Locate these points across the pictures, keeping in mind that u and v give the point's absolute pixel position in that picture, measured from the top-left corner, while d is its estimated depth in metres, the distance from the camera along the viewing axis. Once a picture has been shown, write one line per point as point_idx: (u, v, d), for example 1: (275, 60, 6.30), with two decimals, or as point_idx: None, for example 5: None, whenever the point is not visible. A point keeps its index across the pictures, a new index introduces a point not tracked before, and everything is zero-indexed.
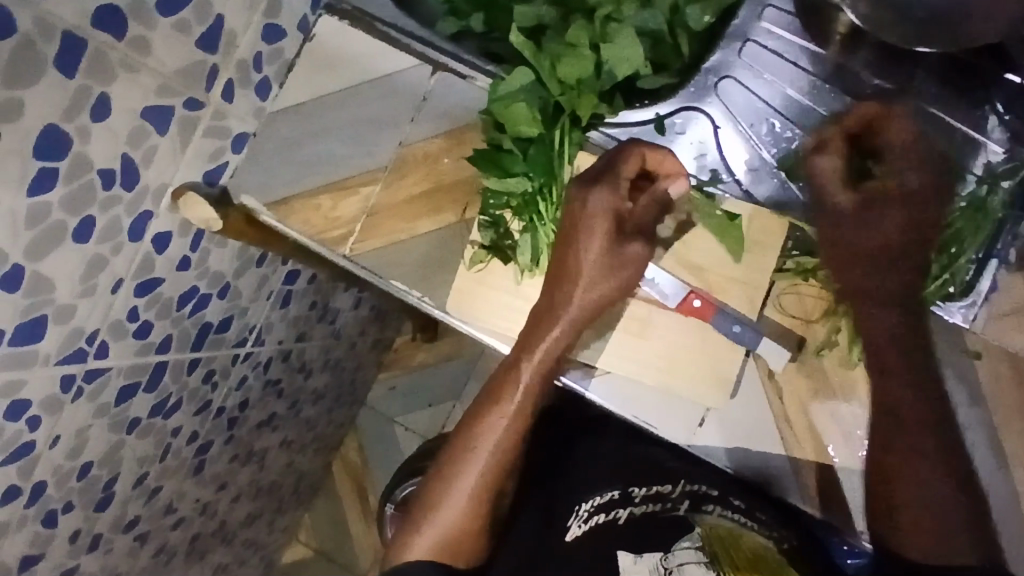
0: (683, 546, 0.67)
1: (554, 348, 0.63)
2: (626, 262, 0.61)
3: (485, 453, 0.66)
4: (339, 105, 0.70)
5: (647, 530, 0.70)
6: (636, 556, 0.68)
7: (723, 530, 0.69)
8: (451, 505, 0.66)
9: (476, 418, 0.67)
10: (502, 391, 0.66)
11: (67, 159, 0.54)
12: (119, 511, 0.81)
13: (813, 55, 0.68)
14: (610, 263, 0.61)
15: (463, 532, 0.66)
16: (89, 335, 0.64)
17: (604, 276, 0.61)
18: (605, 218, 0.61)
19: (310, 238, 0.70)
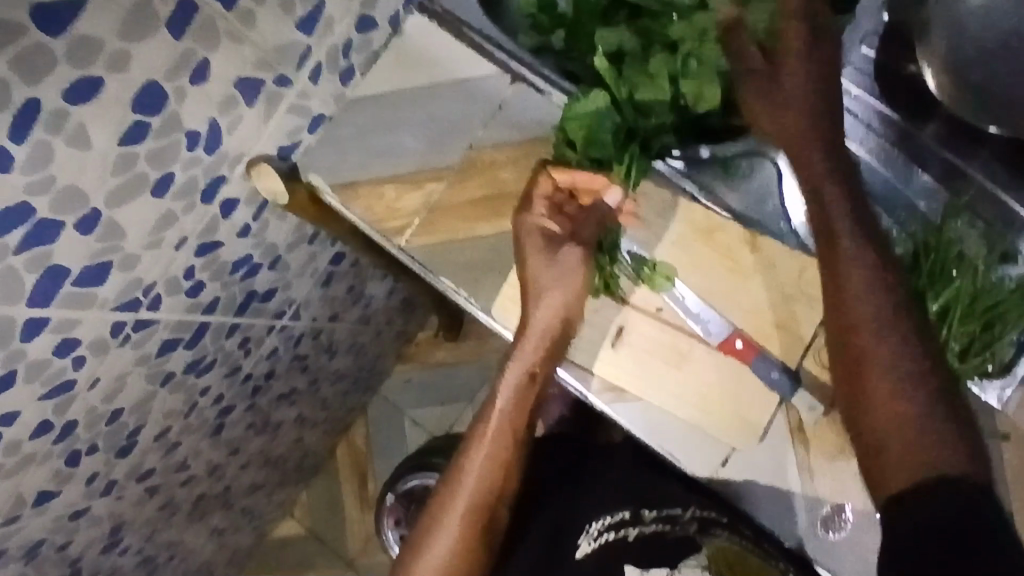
0: (689, 564, 0.68)
1: (528, 363, 0.68)
2: (569, 273, 0.67)
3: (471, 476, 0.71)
4: (417, 102, 0.73)
5: (657, 548, 0.70)
6: (641, 572, 0.68)
7: (732, 552, 0.69)
8: (450, 524, 0.70)
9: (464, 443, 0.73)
10: (483, 412, 0.72)
11: (160, 116, 0.56)
12: (136, 460, 0.83)
13: (886, 119, 0.70)
14: (563, 283, 0.67)
15: (459, 549, 0.69)
16: (146, 287, 0.66)
17: (555, 290, 0.66)
18: (537, 237, 0.67)
19: (369, 224, 0.72)
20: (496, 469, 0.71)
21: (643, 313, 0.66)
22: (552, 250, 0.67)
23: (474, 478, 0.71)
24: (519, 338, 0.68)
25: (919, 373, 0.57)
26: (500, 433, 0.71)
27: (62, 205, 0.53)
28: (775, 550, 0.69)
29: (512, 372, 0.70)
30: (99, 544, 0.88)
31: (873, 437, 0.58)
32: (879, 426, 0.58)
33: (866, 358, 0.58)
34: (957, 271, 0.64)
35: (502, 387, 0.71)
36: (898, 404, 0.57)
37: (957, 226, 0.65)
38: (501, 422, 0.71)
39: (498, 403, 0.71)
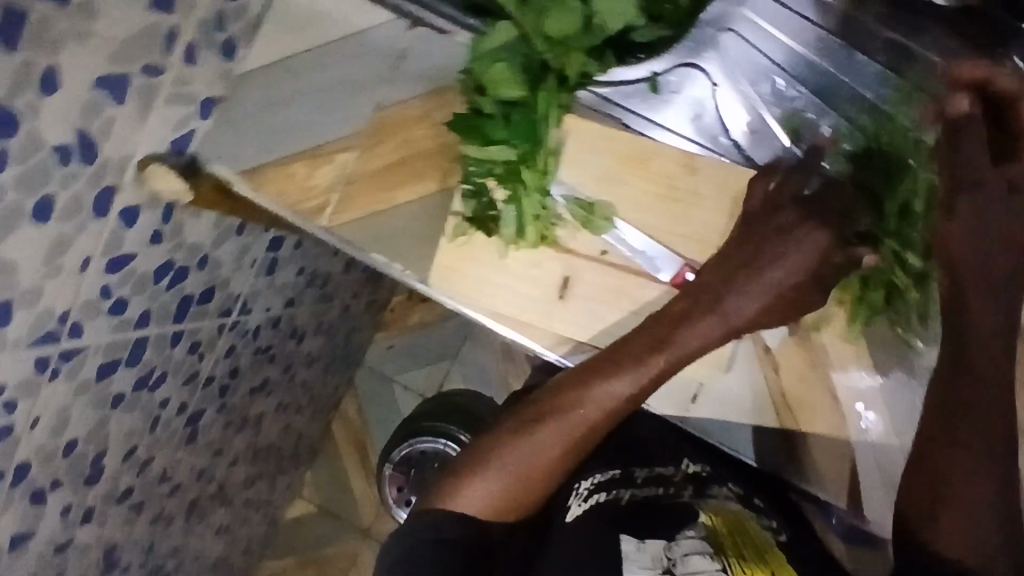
0: (686, 535, 0.58)
1: (658, 363, 0.57)
2: (767, 271, 0.56)
3: (557, 437, 0.57)
4: (313, 67, 0.66)
5: (649, 515, 0.60)
6: (638, 542, 0.57)
7: (728, 515, 0.62)
8: (507, 463, 0.57)
9: (578, 383, 0.58)
10: (604, 376, 0.57)
11: (17, 138, 0.50)
12: (109, 484, 0.81)
13: (821, 6, 0.63)
14: (732, 265, 0.57)
15: (522, 491, 0.57)
16: (60, 316, 0.62)
17: (741, 294, 0.57)
18: (664, 203, 0.61)
19: (286, 209, 0.67)
20: (576, 445, 0.58)
21: (587, 258, 0.63)
22: (673, 219, 0.61)
23: (551, 435, 0.57)
24: (666, 316, 0.58)
25: (993, 465, 0.54)
26: (609, 412, 0.57)
27: None
28: (762, 506, 0.66)
29: (645, 360, 0.57)
30: (96, 570, 0.87)
31: (958, 424, 0.54)
32: (964, 414, 0.54)
33: (947, 432, 0.54)
34: (914, 161, 0.59)
35: (702, 322, 0.57)
36: (941, 490, 0.54)
37: (908, 113, 0.60)
38: (620, 400, 0.57)
39: (615, 378, 0.57)
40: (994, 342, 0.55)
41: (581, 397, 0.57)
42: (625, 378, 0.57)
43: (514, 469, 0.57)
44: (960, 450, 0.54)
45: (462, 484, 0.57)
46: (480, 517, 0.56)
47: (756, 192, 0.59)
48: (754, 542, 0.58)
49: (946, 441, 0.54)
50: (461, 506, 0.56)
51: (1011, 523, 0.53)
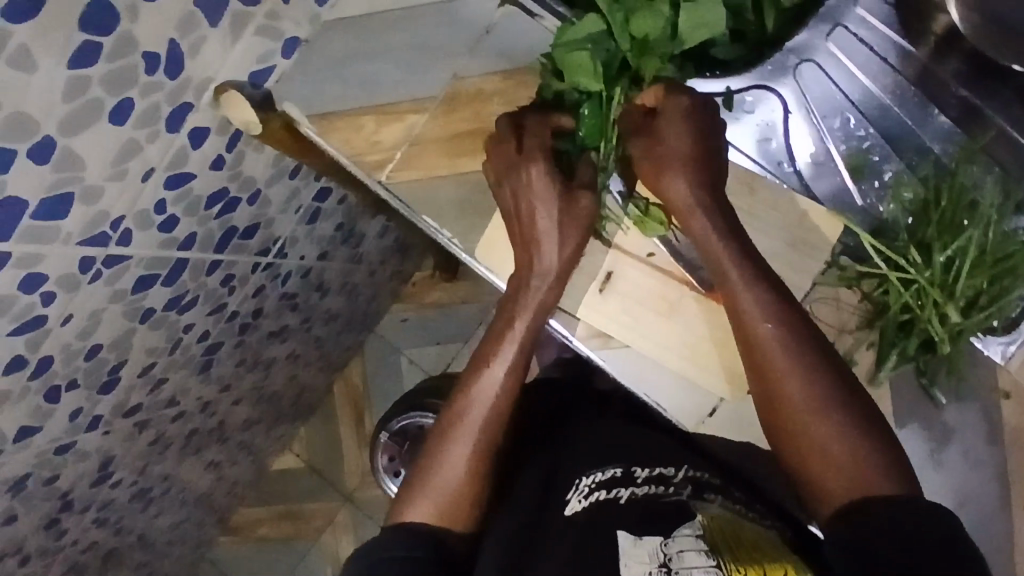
0: (682, 533, 0.55)
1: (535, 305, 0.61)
2: (580, 213, 0.61)
3: (468, 434, 0.60)
4: (398, 25, 0.67)
5: (652, 513, 0.57)
6: (635, 538, 0.55)
7: (725, 520, 0.57)
8: (445, 474, 0.59)
9: (462, 382, 0.62)
10: (486, 349, 0.62)
11: (113, 36, 0.51)
12: (121, 397, 0.82)
13: (902, 52, 0.64)
14: (560, 214, 0.60)
15: (456, 495, 0.59)
16: (114, 220, 0.63)
17: (559, 238, 0.60)
18: (546, 182, 0.60)
19: (348, 159, 0.68)
20: (492, 431, 0.61)
21: (632, 258, 0.63)
22: (567, 196, 0.61)
23: (483, 415, 0.60)
24: (534, 275, 0.61)
25: (850, 402, 0.53)
26: (512, 378, 0.61)
27: (13, 133, 0.49)
28: (765, 512, 0.62)
29: (525, 316, 0.61)
30: (90, 479, 0.88)
31: (788, 414, 0.54)
32: (786, 399, 0.54)
33: (801, 430, 0.54)
34: (968, 221, 0.58)
35: (552, 238, 0.60)
36: (830, 471, 0.52)
37: (970, 173, 0.59)
38: (504, 384, 0.61)
39: (508, 345, 0.61)
40: (779, 316, 0.55)
41: (472, 387, 0.61)
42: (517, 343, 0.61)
43: (443, 484, 0.59)
44: (805, 433, 0.53)
45: (415, 499, 0.59)
46: (435, 525, 0.58)
47: (663, 127, 0.59)
48: (749, 545, 0.54)
49: (801, 435, 0.54)
50: (416, 519, 0.58)
51: (901, 474, 0.52)
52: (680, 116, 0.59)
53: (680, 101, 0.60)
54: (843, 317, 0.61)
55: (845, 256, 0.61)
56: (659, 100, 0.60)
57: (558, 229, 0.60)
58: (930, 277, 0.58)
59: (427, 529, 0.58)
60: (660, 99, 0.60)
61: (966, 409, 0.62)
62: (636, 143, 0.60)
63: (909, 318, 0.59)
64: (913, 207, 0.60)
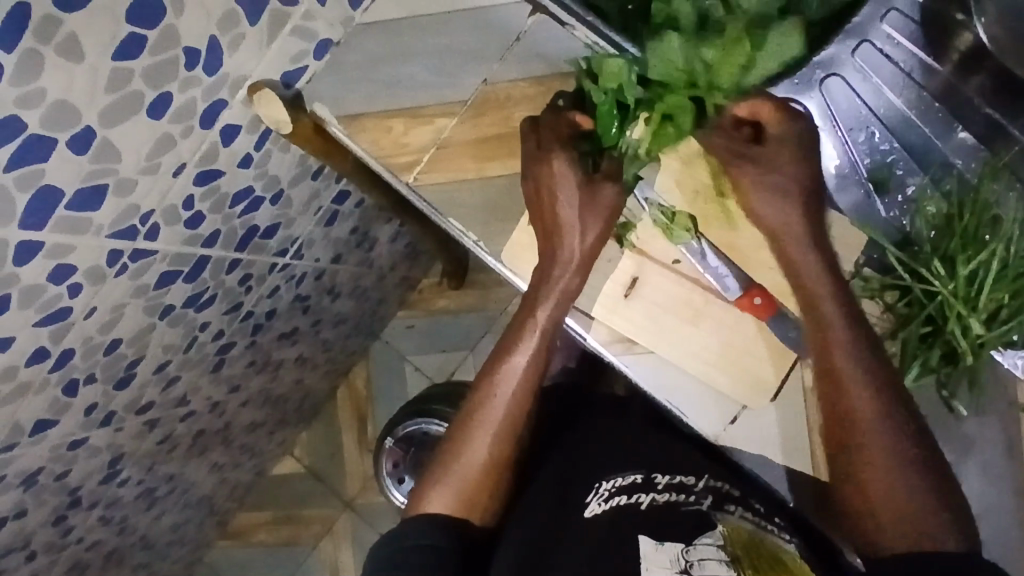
0: (704, 542, 0.55)
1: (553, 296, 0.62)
2: (601, 205, 0.62)
3: (489, 426, 0.64)
4: (430, 31, 0.68)
5: (672, 520, 0.58)
6: (656, 543, 0.55)
7: (747, 533, 0.57)
8: (466, 463, 0.64)
9: (487, 373, 0.66)
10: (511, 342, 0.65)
11: (157, 30, 0.52)
12: (135, 393, 0.81)
13: (927, 68, 0.65)
14: (581, 205, 0.62)
15: (475, 486, 0.64)
16: (143, 215, 0.63)
17: (581, 230, 0.62)
18: (569, 174, 0.62)
19: (376, 159, 0.68)
20: (509, 424, 0.65)
21: (658, 263, 0.64)
22: (586, 188, 0.63)
23: (503, 406, 0.64)
24: (557, 266, 0.62)
25: (903, 448, 0.57)
26: (530, 371, 0.65)
27: (53, 120, 0.50)
28: (785, 526, 0.62)
29: (547, 305, 0.63)
30: (99, 476, 0.87)
31: (853, 444, 0.58)
32: (851, 430, 0.58)
33: (862, 458, 0.58)
34: (990, 236, 0.59)
35: (575, 232, 0.62)
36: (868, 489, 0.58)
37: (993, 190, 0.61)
38: (525, 372, 0.65)
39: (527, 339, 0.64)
40: (866, 356, 0.58)
41: (496, 377, 0.65)
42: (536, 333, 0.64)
43: (462, 475, 0.64)
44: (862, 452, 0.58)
45: (433, 494, 0.64)
46: (451, 519, 0.62)
47: (792, 164, 0.61)
48: (772, 558, 0.54)
49: (859, 463, 0.58)
50: (436, 508, 0.63)
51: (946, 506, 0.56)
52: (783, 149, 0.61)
53: (790, 126, 0.61)
54: None
55: (870, 268, 0.63)
56: (776, 128, 0.61)
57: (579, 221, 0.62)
58: (954, 289, 0.59)
59: (443, 521, 0.62)
60: (782, 137, 0.61)
61: (984, 421, 0.63)
62: (735, 164, 0.61)
63: (931, 330, 0.61)
64: (936, 222, 0.61)
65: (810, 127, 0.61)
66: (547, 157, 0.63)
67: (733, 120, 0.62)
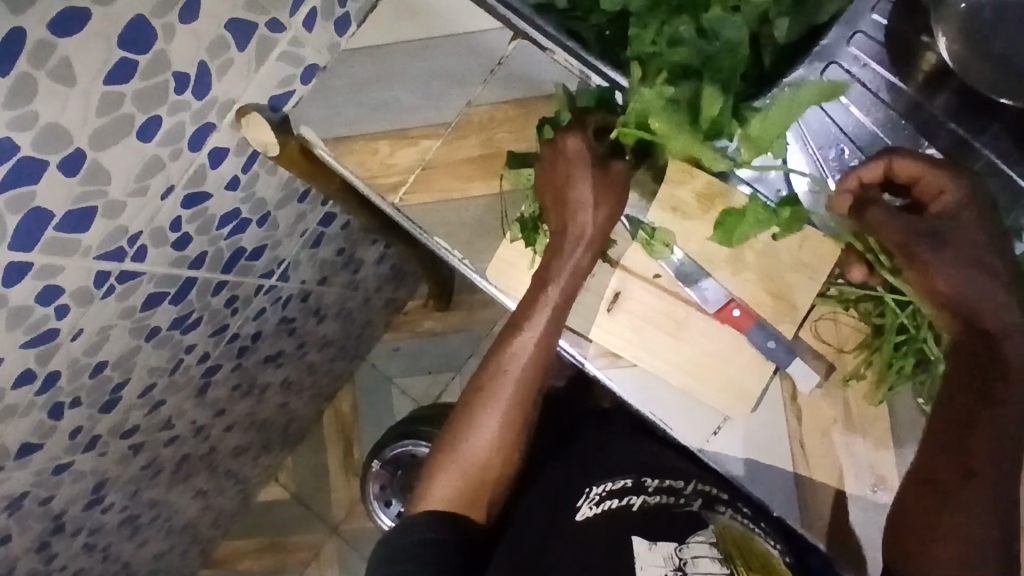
0: (697, 540, 0.60)
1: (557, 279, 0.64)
2: (611, 192, 0.64)
3: (495, 412, 0.67)
4: (414, 56, 0.70)
5: (663, 519, 0.63)
6: (649, 543, 0.59)
7: (737, 532, 0.63)
8: (470, 449, 0.67)
9: (493, 361, 0.68)
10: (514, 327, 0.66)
11: (148, 55, 0.54)
12: (120, 417, 0.81)
13: (894, 88, 0.68)
14: (594, 193, 0.64)
15: (478, 475, 0.67)
16: (132, 236, 0.63)
17: (593, 210, 0.64)
18: (585, 159, 0.64)
19: (361, 180, 0.70)
20: (513, 412, 0.68)
21: (639, 277, 0.65)
22: (601, 171, 0.64)
23: (507, 397, 0.67)
24: (568, 244, 0.64)
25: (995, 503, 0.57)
26: (534, 359, 0.66)
27: (44, 143, 0.51)
28: (769, 530, 0.67)
29: (558, 282, 0.64)
30: (82, 502, 0.86)
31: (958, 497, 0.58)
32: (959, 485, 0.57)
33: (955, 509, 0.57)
34: None
35: (586, 210, 0.64)
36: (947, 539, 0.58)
37: None
38: (533, 353, 0.66)
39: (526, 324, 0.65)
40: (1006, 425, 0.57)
41: (502, 362, 0.67)
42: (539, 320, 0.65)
43: (466, 462, 0.67)
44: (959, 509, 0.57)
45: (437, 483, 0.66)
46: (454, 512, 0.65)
47: (964, 234, 0.57)
48: (761, 557, 0.61)
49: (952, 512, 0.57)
50: (440, 498, 0.65)
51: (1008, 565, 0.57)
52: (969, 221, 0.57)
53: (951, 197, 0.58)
54: (842, 336, 0.65)
55: (843, 279, 0.65)
56: (940, 200, 0.58)
57: (591, 196, 0.64)
58: None
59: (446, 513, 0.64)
60: (952, 203, 0.58)
61: None
62: (912, 247, 0.58)
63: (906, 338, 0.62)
64: None
65: (969, 187, 0.58)
66: (561, 144, 0.64)
67: (931, 201, 0.59)
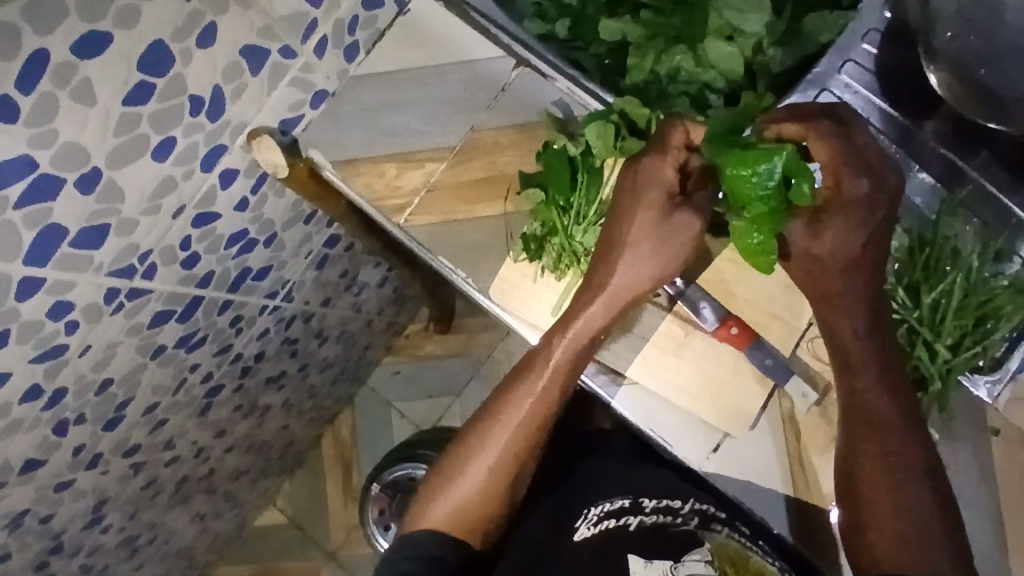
0: (693, 558, 0.61)
1: (594, 329, 0.63)
2: (679, 237, 0.62)
3: (499, 445, 0.66)
4: (421, 82, 0.73)
5: (661, 541, 0.63)
6: (645, 562, 0.61)
7: (733, 550, 0.63)
8: (470, 477, 0.65)
9: (506, 396, 0.66)
10: (531, 367, 0.66)
11: (166, 78, 0.56)
12: (123, 434, 0.81)
13: (885, 115, 0.70)
14: (653, 242, 0.62)
15: (477, 505, 0.65)
16: (142, 253, 0.65)
17: (645, 252, 0.62)
18: (660, 183, 0.62)
19: (368, 202, 0.72)
20: (523, 449, 0.66)
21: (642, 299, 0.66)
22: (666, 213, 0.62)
23: (514, 436, 0.66)
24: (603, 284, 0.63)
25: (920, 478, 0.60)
26: (544, 401, 0.66)
27: (62, 160, 0.53)
28: (768, 549, 0.66)
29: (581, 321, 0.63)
30: (82, 521, 0.86)
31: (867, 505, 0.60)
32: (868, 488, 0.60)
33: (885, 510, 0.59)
34: (951, 267, 0.64)
35: (635, 247, 0.62)
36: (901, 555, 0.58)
37: (951, 225, 0.65)
38: (545, 392, 0.65)
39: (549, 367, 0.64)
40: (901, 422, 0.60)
41: (513, 399, 0.66)
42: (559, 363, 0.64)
43: (465, 489, 0.65)
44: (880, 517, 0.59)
45: (432, 504, 0.65)
46: (444, 532, 0.64)
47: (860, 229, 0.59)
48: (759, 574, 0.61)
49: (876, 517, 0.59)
50: (434, 521, 0.65)
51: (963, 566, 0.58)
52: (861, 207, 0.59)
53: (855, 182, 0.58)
54: None
55: None
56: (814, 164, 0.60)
57: (647, 231, 0.62)
58: (919, 317, 0.65)
59: (442, 535, 0.64)
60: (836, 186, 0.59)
61: (957, 445, 0.66)
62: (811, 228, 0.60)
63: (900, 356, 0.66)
64: (900, 255, 0.67)
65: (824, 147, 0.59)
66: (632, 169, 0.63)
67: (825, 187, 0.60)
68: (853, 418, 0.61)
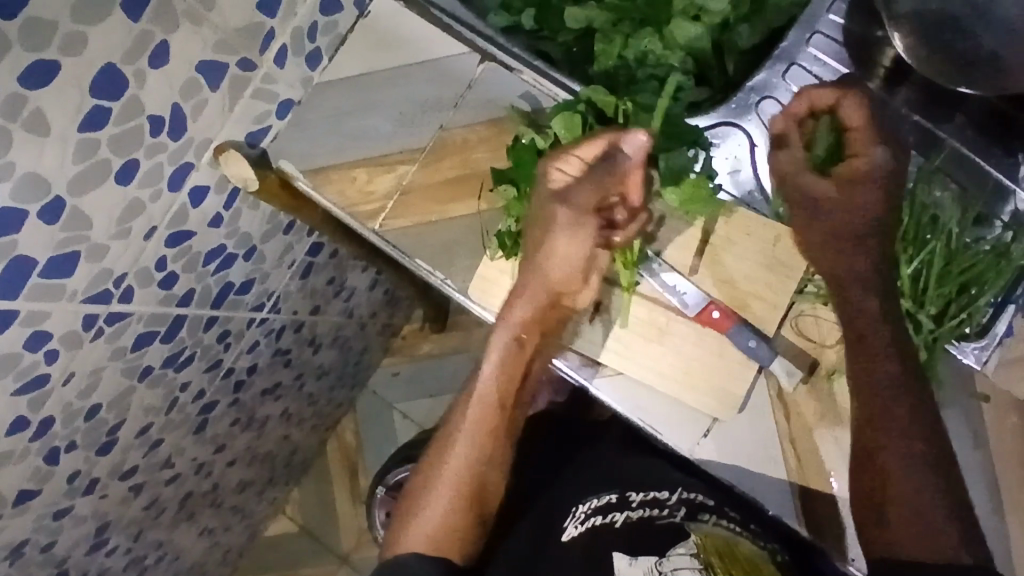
0: (678, 552, 0.61)
1: (522, 323, 0.67)
2: (577, 237, 0.67)
3: (459, 452, 0.69)
4: (386, 84, 0.72)
5: (647, 535, 0.63)
6: (631, 559, 0.61)
7: (720, 540, 0.63)
8: (440, 489, 0.68)
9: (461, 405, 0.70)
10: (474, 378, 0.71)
11: (121, 101, 0.55)
12: (119, 457, 0.81)
13: (857, 85, 0.69)
14: (573, 253, 0.67)
15: (450, 515, 0.68)
16: (117, 278, 0.64)
17: (566, 257, 0.66)
18: (558, 206, 0.66)
19: (341, 210, 0.71)
20: (483, 450, 0.69)
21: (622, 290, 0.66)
22: (564, 221, 0.66)
23: (467, 445, 0.69)
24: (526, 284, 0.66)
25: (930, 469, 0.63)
26: (489, 406, 0.70)
27: (22, 193, 0.52)
28: (761, 533, 0.67)
29: (518, 305, 0.66)
30: (85, 546, 0.87)
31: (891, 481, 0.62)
32: (889, 461, 0.62)
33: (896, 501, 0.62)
34: (932, 235, 0.65)
35: (550, 247, 0.66)
36: (908, 528, 0.62)
37: (929, 193, 0.66)
38: (494, 390, 0.70)
39: (487, 370, 0.69)
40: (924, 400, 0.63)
41: (468, 406, 0.70)
42: (495, 363, 0.69)
43: (437, 503, 0.68)
44: (896, 489, 0.62)
45: (411, 524, 0.68)
46: (428, 550, 0.66)
47: (867, 184, 0.65)
48: (746, 562, 0.61)
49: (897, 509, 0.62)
50: (413, 541, 0.67)
51: (971, 544, 0.61)
52: (874, 185, 0.65)
53: (876, 156, 0.65)
54: (823, 331, 0.65)
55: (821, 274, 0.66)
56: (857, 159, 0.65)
57: (558, 232, 0.66)
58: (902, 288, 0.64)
59: (422, 550, 0.66)
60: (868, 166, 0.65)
61: (948, 412, 0.65)
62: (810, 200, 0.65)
63: (884, 329, 0.65)
64: (879, 227, 0.66)
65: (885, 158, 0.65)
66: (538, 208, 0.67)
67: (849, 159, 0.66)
68: (887, 431, 0.63)
